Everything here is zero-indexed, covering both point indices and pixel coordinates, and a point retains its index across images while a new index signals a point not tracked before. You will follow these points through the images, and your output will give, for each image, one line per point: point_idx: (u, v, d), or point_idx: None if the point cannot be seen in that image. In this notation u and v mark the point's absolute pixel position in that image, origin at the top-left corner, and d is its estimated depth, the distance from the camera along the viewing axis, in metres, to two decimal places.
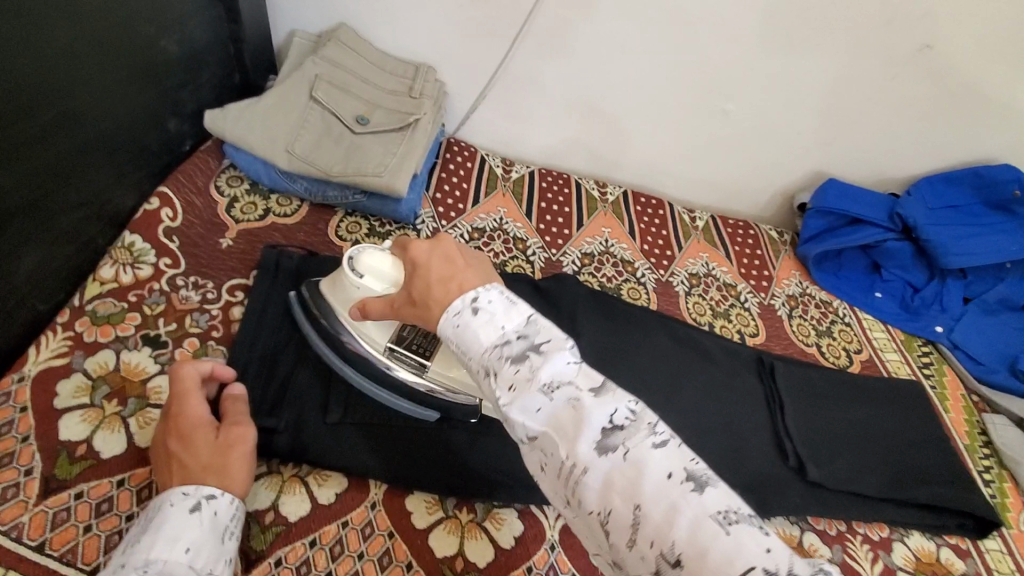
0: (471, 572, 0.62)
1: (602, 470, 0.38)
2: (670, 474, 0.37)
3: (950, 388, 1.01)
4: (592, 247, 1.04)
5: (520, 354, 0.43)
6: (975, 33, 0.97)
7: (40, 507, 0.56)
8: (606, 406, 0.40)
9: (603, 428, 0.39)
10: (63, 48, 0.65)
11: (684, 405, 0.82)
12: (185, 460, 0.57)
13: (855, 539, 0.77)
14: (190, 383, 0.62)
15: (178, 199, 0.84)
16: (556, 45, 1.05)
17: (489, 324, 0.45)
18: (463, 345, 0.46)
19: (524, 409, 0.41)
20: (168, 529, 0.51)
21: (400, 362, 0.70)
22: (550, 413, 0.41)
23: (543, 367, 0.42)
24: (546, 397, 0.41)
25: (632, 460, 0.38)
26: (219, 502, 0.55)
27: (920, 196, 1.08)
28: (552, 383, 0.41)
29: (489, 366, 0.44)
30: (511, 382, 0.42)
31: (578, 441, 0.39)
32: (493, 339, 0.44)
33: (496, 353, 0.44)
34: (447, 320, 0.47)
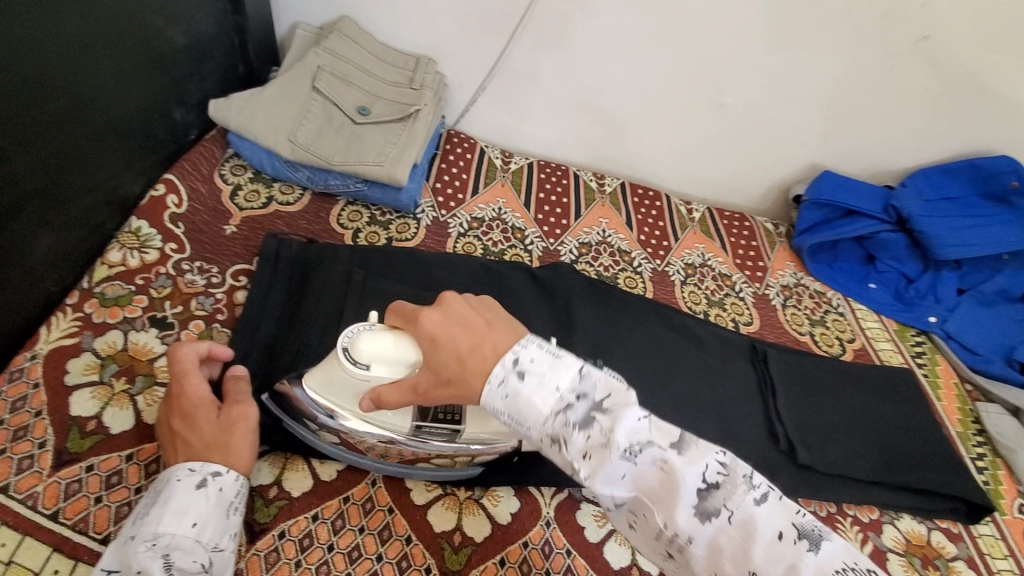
0: (469, 546, 0.63)
1: (707, 534, 0.41)
2: (779, 532, 0.41)
3: (942, 377, 1.03)
4: (590, 237, 1.06)
5: (586, 418, 0.46)
6: (969, 28, 0.98)
7: (53, 478, 0.58)
8: (696, 465, 0.43)
9: (699, 490, 0.42)
10: (77, 37, 0.67)
11: (679, 391, 0.84)
12: (190, 438, 0.59)
13: (845, 520, 0.79)
14: (188, 363, 0.63)
15: (183, 185, 0.85)
16: (556, 38, 1.06)
17: (545, 387, 0.48)
18: (520, 413, 0.48)
19: (609, 478, 0.44)
20: (176, 504, 0.53)
21: (433, 436, 0.63)
22: (640, 477, 0.44)
23: (618, 429, 0.45)
24: (631, 462, 0.44)
25: (737, 521, 0.41)
26: (224, 478, 0.57)
27: (914, 188, 1.10)
28: (633, 448, 0.44)
29: (556, 433, 0.46)
30: (587, 449, 0.45)
31: (677, 509, 0.42)
32: (553, 404, 0.47)
33: (559, 419, 0.46)
34: (491, 390, 0.49)
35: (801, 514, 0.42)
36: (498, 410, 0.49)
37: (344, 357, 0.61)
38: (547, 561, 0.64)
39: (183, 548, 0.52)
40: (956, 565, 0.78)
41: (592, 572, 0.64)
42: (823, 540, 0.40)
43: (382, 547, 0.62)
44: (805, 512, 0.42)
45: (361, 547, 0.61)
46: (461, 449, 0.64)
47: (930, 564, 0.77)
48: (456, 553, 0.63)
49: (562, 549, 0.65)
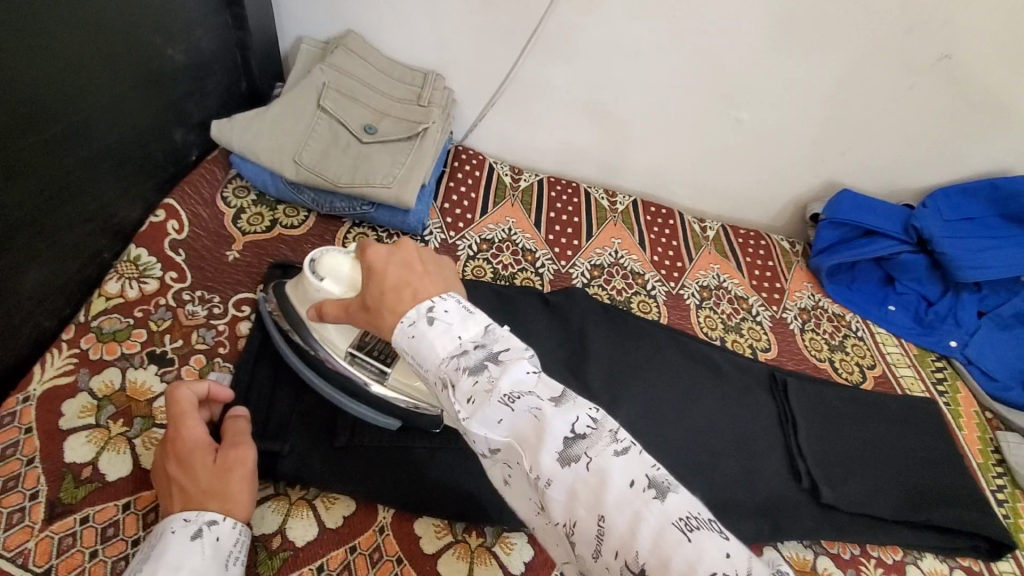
0: None
1: (565, 480, 0.37)
2: (632, 482, 0.37)
3: (964, 405, 1.00)
4: (602, 258, 1.03)
5: (478, 365, 0.43)
6: (995, 45, 0.95)
7: (46, 532, 0.56)
8: (566, 415, 0.40)
9: (564, 438, 0.39)
10: (69, 61, 0.64)
11: (695, 425, 0.81)
12: (185, 485, 0.56)
13: (868, 563, 0.76)
14: (185, 405, 0.60)
15: (184, 211, 0.83)
16: (567, 52, 1.03)
17: (446, 332, 0.46)
18: (419, 354, 0.46)
19: (485, 420, 0.41)
20: (170, 558, 0.50)
21: (363, 369, 0.66)
22: (510, 422, 0.41)
23: (502, 377, 0.42)
24: (507, 407, 0.41)
25: (594, 469, 0.37)
26: (221, 527, 0.54)
27: (935, 208, 1.06)
28: (513, 393, 0.41)
29: (448, 376, 0.44)
30: (472, 393, 0.42)
31: (540, 452, 0.38)
32: (451, 350, 0.45)
33: (453, 363, 0.44)
34: (401, 330, 0.48)
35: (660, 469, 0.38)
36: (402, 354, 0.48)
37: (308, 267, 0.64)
38: None
39: None
40: None
41: None
42: (675, 494, 0.36)
43: None
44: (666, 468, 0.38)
45: None
46: (386, 390, 0.65)
47: None
48: None
49: None
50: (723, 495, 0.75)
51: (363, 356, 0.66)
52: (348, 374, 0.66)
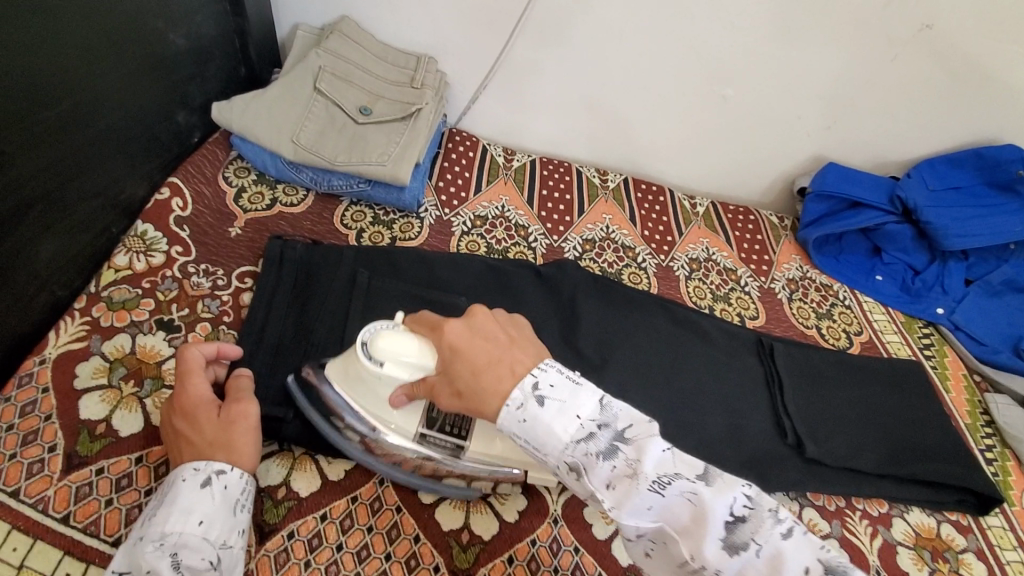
0: (477, 545, 0.64)
1: (735, 567, 0.44)
2: (805, 567, 0.44)
3: (951, 368, 1.02)
4: (594, 233, 1.06)
5: (610, 447, 0.49)
6: (972, 16, 0.97)
7: (64, 481, 0.59)
8: (723, 499, 0.46)
9: (726, 523, 0.45)
10: (77, 42, 0.67)
11: (685, 387, 0.84)
12: (192, 437, 0.59)
13: (854, 514, 0.78)
14: (194, 364, 0.64)
15: (187, 189, 0.86)
16: (556, 34, 1.06)
17: (564, 415, 0.50)
18: (540, 439, 0.50)
19: (636, 510, 0.47)
20: (182, 503, 0.54)
21: (437, 447, 0.64)
22: (664, 508, 0.47)
23: (645, 460, 0.47)
24: (659, 495, 0.46)
25: (765, 552, 0.45)
26: (228, 475, 0.57)
27: (920, 178, 1.09)
28: (662, 480, 0.47)
29: (579, 460, 0.49)
30: (613, 479, 0.48)
31: (706, 541, 0.45)
32: (575, 433, 0.49)
33: (581, 449, 0.49)
34: (508, 414, 0.51)
35: (825, 550, 0.46)
36: (514, 435, 0.52)
37: (364, 352, 0.62)
38: (555, 559, 0.64)
39: (191, 546, 0.52)
40: (965, 557, 0.78)
41: (600, 569, 0.64)
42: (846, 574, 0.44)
43: (391, 545, 0.62)
44: (827, 547, 0.46)
45: (370, 546, 0.62)
46: (467, 464, 0.65)
47: (939, 556, 0.77)
48: (465, 551, 0.63)
49: (570, 546, 0.66)
50: (711, 449, 0.78)
51: (434, 434, 0.65)
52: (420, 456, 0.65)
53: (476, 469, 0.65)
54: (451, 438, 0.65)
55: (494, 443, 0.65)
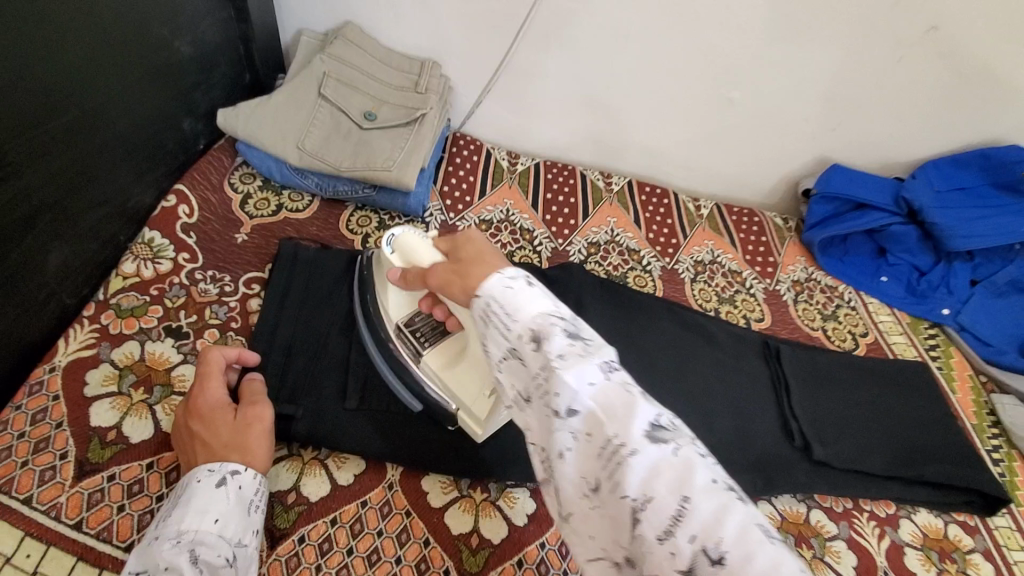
0: (486, 549, 0.64)
1: (653, 457, 0.35)
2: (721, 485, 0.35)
3: (957, 369, 1.02)
4: (598, 236, 1.06)
5: (571, 331, 0.42)
6: (975, 17, 0.97)
7: (75, 488, 0.59)
8: (657, 406, 0.39)
9: (654, 421, 0.37)
10: (83, 52, 0.67)
11: (691, 390, 0.84)
12: (209, 439, 0.59)
13: (861, 516, 0.78)
14: (214, 366, 0.65)
15: (194, 196, 0.86)
16: (559, 38, 1.06)
17: (544, 296, 0.44)
18: (512, 304, 0.43)
19: (577, 376, 0.38)
20: (197, 503, 0.53)
21: (403, 345, 0.70)
22: (604, 388, 0.39)
23: (600, 350, 0.41)
24: (604, 373, 0.39)
25: (683, 456, 0.35)
26: (243, 476, 0.57)
27: (925, 179, 1.09)
28: (610, 365, 0.40)
29: (538, 329, 0.41)
30: (565, 350, 0.40)
31: (634, 420, 0.36)
32: (546, 310, 0.43)
33: (551, 320, 0.42)
34: (497, 279, 0.46)
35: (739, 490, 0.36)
36: (488, 304, 0.45)
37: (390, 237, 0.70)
38: (564, 561, 0.65)
39: (208, 543, 0.51)
40: (974, 558, 0.78)
41: None
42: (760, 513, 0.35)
43: (401, 550, 0.62)
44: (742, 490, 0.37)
45: (380, 550, 0.62)
46: (419, 369, 0.69)
47: (947, 557, 0.77)
48: (474, 555, 0.63)
49: None
50: (717, 452, 0.78)
51: (409, 333, 0.71)
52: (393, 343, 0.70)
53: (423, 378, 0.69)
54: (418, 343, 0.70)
55: (451, 367, 0.68)
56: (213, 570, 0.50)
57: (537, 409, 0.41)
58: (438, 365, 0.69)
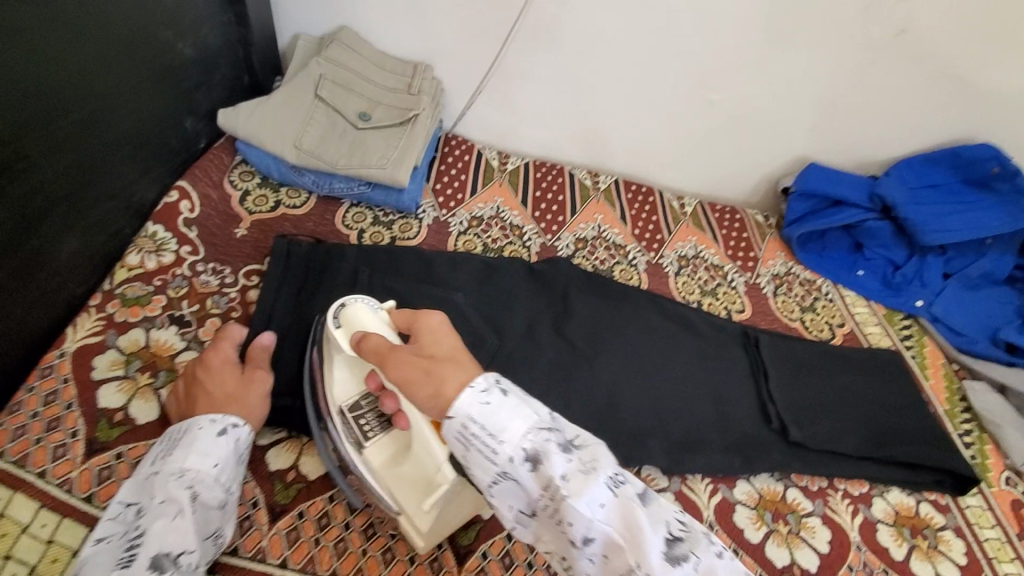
0: (477, 523, 0.67)
1: None
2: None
3: (930, 358, 1.06)
4: (585, 232, 1.10)
5: (564, 447, 0.49)
6: (942, 21, 1.02)
7: (86, 464, 0.63)
8: (660, 518, 0.48)
9: (666, 538, 0.47)
10: (94, 53, 0.71)
11: (673, 376, 0.88)
12: (211, 388, 0.65)
13: (836, 494, 0.82)
14: (229, 336, 0.72)
15: (195, 192, 0.89)
16: (546, 41, 1.10)
17: (524, 412, 0.50)
18: (501, 430, 0.48)
19: (590, 503, 0.46)
20: (199, 446, 0.58)
21: (347, 432, 0.65)
22: (614, 508, 0.47)
23: (597, 463, 0.48)
24: (612, 491, 0.47)
25: (701, 567, 0.46)
26: (241, 430, 0.63)
27: (898, 176, 1.13)
28: (613, 479, 0.48)
29: (535, 453, 0.48)
30: (568, 474, 0.47)
31: (648, 546, 0.45)
32: (533, 428, 0.49)
33: (546, 442, 0.48)
34: (470, 396, 0.50)
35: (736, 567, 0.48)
36: (474, 425, 0.49)
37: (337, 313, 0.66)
38: None
39: (206, 484, 0.56)
40: (944, 534, 0.81)
41: None
42: None
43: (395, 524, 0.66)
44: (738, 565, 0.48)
45: (375, 524, 0.65)
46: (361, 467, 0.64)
47: (919, 533, 0.81)
48: (466, 529, 0.67)
49: None
50: (698, 435, 0.82)
51: (355, 421, 0.65)
52: (338, 431, 0.65)
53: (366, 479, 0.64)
54: (360, 433, 0.64)
55: (397, 470, 0.62)
56: (206, 511, 0.56)
57: (545, 523, 0.49)
58: (380, 462, 0.63)
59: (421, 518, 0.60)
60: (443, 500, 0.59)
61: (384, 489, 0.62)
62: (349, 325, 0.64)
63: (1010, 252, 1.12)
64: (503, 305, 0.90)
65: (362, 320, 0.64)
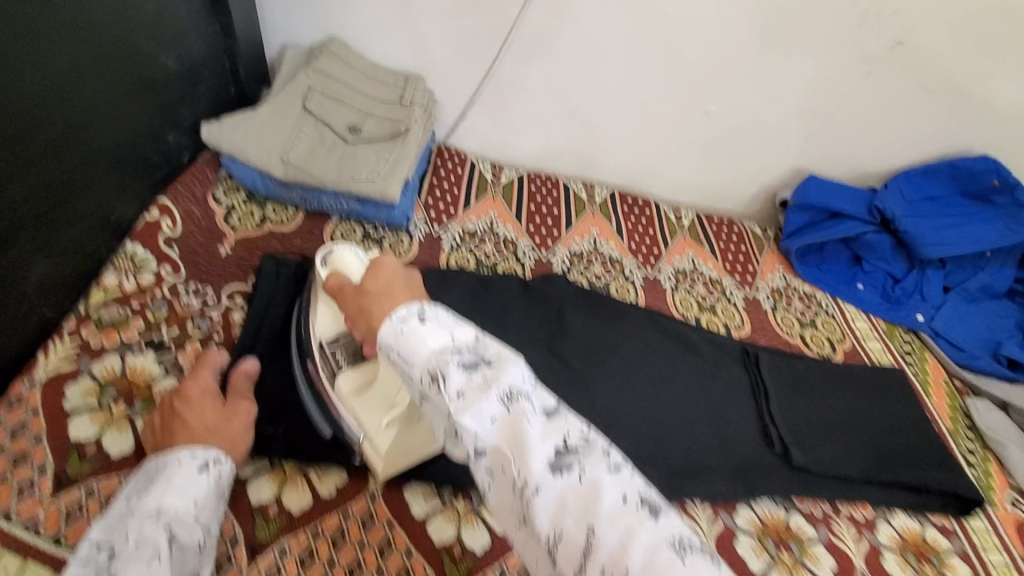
0: (469, 558, 0.64)
1: (556, 488, 0.39)
2: (622, 497, 0.39)
3: (932, 374, 1.04)
4: (581, 247, 1.07)
5: (471, 364, 0.45)
6: (940, 32, 1.01)
7: (54, 502, 0.60)
8: (557, 430, 0.42)
9: (555, 449, 0.41)
10: (66, 67, 0.68)
11: (671, 396, 0.85)
12: (190, 420, 0.62)
13: (841, 520, 0.79)
14: (209, 363, 0.69)
15: (178, 209, 0.87)
16: (540, 52, 1.08)
17: (441, 334, 0.47)
18: (409, 347, 0.47)
19: (478, 415, 0.42)
20: (178, 482, 0.55)
21: (323, 363, 0.69)
22: (502, 421, 0.42)
23: (498, 379, 0.44)
24: (504, 406, 0.42)
25: (587, 480, 0.39)
26: (223, 465, 0.59)
27: (896, 189, 1.12)
28: (511, 394, 0.43)
29: (435, 370, 0.45)
30: (464, 389, 0.43)
31: (530, 456, 0.40)
32: (442, 347, 0.46)
33: (446, 357, 0.45)
34: (391, 326, 0.49)
35: (649, 490, 0.40)
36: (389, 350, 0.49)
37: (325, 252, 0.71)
38: None
39: (185, 522, 0.52)
40: (952, 561, 0.79)
41: None
42: (663, 515, 0.39)
43: (383, 561, 0.63)
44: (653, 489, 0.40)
45: (362, 562, 0.62)
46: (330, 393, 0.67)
47: (925, 559, 0.78)
48: (457, 564, 0.64)
49: None
50: (697, 459, 0.80)
51: (329, 352, 0.69)
52: (314, 362, 0.69)
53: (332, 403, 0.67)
54: (334, 364, 0.68)
55: (364, 394, 0.65)
56: (183, 552, 0.51)
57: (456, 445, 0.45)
58: (348, 391, 0.66)
59: (380, 441, 0.64)
60: (404, 420, 0.63)
61: (350, 415, 0.66)
62: (331, 267, 0.69)
63: (1009, 265, 1.11)
64: (496, 322, 0.87)
65: (344, 264, 0.68)
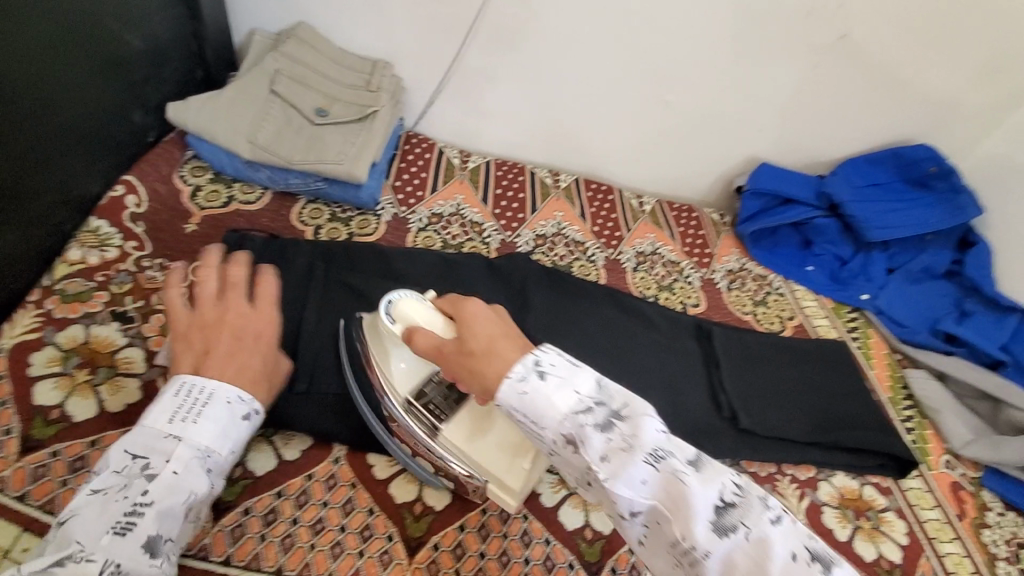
0: (429, 515, 0.69)
1: (725, 549, 0.40)
2: (792, 553, 0.39)
3: (874, 348, 1.10)
4: (545, 229, 1.11)
5: (605, 422, 0.45)
6: (881, 28, 1.07)
7: (21, 462, 0.62)
8: (712, 484, 0.42)
9: (716, 507, 0.41)
10: (31, 43, 0.68)
11: (630, 367, 0.89)
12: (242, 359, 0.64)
13: (783, 479, 0.85)
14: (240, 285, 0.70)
15: (143, 187, 0.88)
16: (506, 41, 1.11)
17: (564, 389, 0.47)
18: (538, 411, 0.47)
19: (629, 480, 0.43)
20: (223, 427, 0.59)
21: (416, 420, 0.66)
22: (654, 482, 0.42)
23: (638, 435, 0.44)
24: (653, 466, 0.42)
25: (755, 538, 0.40)
26: (259, 416, 0.64)
27: (844, 175, 1.18)
28: (656, 452, 0.43)
29: (573, 434, 0.45)
30: (607, 451, 0.44)
31: (694, 521, 0.40)
32: (571, 405, 0.46)
33: (579, 419, 0.45)
34: (510, 385, 0.48)
35: (813, 538, 0.41)
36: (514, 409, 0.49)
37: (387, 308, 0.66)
38: (504, 525, 0.69)
39: (220, 465, 0.59)
40: (886, 516, 0.85)
41: (547, 534, 0.70)
42: (832, 564, 0.40)
43: (345, 519, 0.66)
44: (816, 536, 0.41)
45: (324, 519, 0.65)
46: (440, 448, 0.66)
47: (861, 515, 0.84)
48: (417, 521, 0.68)
49: (519, 514, 0.71)
50: None
51: (417, 408, 0.67)
52: (404, 422, 0.67)
53: (445, 457, 0.66)
54: (430, 416, 0.67)
55: (480, 443, 0.65)
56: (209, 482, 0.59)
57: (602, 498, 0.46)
58: (460, 439, 0.66)
59: (511, 482, 0.64)
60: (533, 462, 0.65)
61: (467, 464, 0.66)
62: (402, 319, 0.64)
63: (948, 248, 1.19)
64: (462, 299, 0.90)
65: (409, 313, 0.63)
